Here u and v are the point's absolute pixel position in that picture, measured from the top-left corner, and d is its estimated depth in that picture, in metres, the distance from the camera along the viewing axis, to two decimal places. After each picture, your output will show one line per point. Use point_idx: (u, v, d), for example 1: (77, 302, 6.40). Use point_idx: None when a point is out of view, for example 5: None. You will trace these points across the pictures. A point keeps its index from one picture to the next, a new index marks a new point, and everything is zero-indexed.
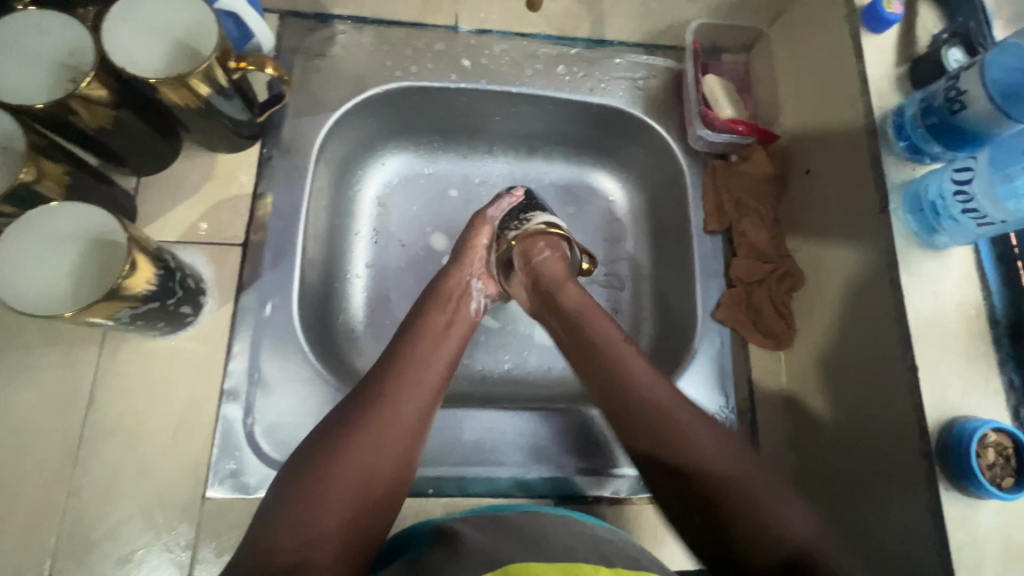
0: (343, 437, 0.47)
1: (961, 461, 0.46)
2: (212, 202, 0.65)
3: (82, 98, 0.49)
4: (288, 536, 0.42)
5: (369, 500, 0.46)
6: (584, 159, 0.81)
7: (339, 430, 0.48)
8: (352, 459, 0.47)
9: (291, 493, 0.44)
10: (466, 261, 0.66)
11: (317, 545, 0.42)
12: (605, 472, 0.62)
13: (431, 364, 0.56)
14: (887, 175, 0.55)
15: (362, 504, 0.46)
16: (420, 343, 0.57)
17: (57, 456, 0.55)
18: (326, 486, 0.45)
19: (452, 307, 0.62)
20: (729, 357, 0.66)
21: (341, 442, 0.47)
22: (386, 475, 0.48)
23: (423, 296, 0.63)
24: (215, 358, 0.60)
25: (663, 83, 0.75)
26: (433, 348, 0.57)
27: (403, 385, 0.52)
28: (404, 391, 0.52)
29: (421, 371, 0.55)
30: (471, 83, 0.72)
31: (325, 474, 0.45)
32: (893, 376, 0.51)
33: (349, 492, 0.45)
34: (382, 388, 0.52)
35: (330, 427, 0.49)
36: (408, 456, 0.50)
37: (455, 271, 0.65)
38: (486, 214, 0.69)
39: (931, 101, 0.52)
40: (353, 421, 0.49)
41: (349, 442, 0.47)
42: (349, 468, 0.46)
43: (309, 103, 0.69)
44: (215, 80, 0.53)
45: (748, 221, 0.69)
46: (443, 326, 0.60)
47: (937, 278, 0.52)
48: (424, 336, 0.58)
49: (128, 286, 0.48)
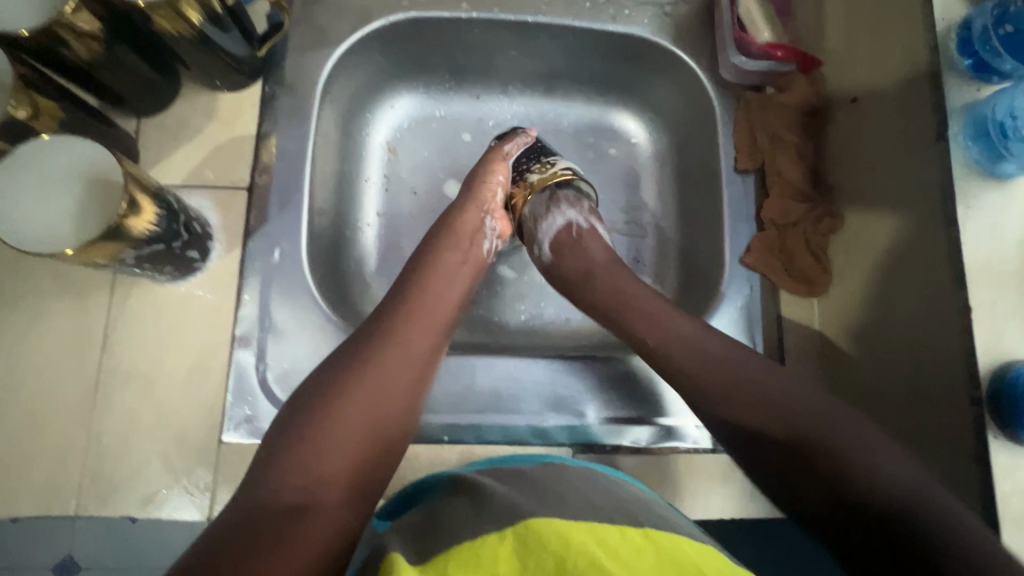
0: (347, 376, 0.46)
1: (1015, 409, 0.42)
2: (215, 144, 0.62)
3: (70, 27, 0.46)
4: (294, 475, 0.41)
5: (378, 439, 0.45)
6: (606, 97, 0.75)
7: (345, 369, 0.47)
8: (359, 399, 0.45)
9: (296, 429, 0.43)
10: (480, 197, 0.62)
11: (325, 483, 0.41)
12: (626, 421, 0.60)
13: (440, 301, 0.54)
14: (948, 99, 0.49)
15: (370, 444, 0.45)
16: (429, 281, 0.55)
17: (75, 400, 0.55)
18: (333, 425, 0.43)
19: (464, 247, 0.59)
20: (758, 303, 0.63)
21: (346, 380, 0.46)
22: (394, 416, 0.47)
23: (435, 232, 0.59)
24: (226, 304, 0.59)
25: (694, 7, 0.68)
26: (442, 286, 0.55)
27: (409, 323, 0.51)
28: (414, 329, 0.51)
29: (429, 308, 0.53)
30: (484, 12, 0.66)
31: (330, 413, 0.44)
32: (943, 320, 0.47)
33: (357, 431, 0.44)
34: (389, 327, 0.50)
35: (337, 365, 0.47)
36: (415, 396, 0.49)
37: (470, 209, 0.61)
38: (501, 149, 0.65)
39: (1007, 7, 0.47)
40: (359, 359, 0.47)
41: (354, 382, 0.46)
42: (357, 408, 0.45)
43: (312, 36, 0.64)
44: (207, 4, 0.50)
45: (784, 158, 0.64)
46: (456, 265, 0.57)
47: (999, 211, 0.47)
48: (435, 274, 0.55)
49: (128, 225, 0.46)
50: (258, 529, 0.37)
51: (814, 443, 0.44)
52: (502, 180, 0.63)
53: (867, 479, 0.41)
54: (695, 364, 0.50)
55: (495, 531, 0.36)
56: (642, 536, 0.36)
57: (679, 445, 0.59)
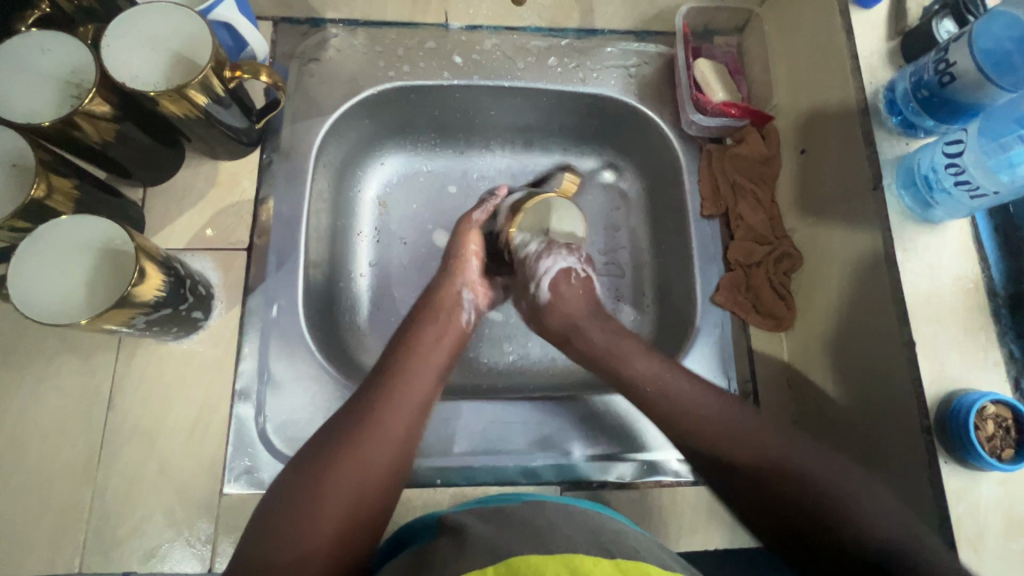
0: (328, 457, 0.48)
1: (961, 436, 0.46)
2: (216, 209, 0.66)
3: (86, 114, 0.51)
4: (275, 555, 0.43)
5: (358, 515, 0.47)
6: (580, 149, 0.81)
7: (323, 451, 0.49)
8: (339, 480, 0.47)
9: (280, 511, 0.45)
10: (456, 271, 0.67)
11: (305, 563, 0.43)
12: (609, 458, 0.63)
13: (420, 374, 0.56)
14: (881, 152, 0.54)
15: (350, 520, 0.46)
16: (405, 359, 0.57)
17: (80, 458, 0.58)
18: (314, 507, 0.45)
19: (442, 319, 0.62)
20: (730, 339, 0.67)
21: (324, 461, 0.48)
22: (373, 492, 0.48)
23: (416, 312, 0.63)
24: (227, 360, 0.62)
25: (656, 69, 0.75)
26: (421, 361, 0.57)
27: (389, 400, 0.53)
28: (392, 406, 0.52)
29: (408, 383, 0.55)
30: (464, 80, 0.73)
31: (308, 495, 0.46)
32: (892, 353, 0.51)
33: (337, 511, 0.46)
34: (369, 406, 0.52)
35: (316, 447, 0.49)
36: (397, 470, 0.50)
37: (449, 278, 0.66)
38: (472, 218, 0.71)
39: (921, 75, 0.52)
40: (338, 439, 0.49)
41: (335, 463, 0.48)
42: (336, 489, 0.47)
43: (306, 106, 0.70)
44: (212, 90, 0.55)
45: (745, 204, 0.69)
46: (433, 338, 0.60)
47: (933, 252, 0.52)
48: (411, 351, 0.58)
49: (138, 293, 0.49)
50: None
51: (757, 478, 0.48)
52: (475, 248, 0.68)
53: (822, 507, 0.44)
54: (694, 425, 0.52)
55: (480, 566, 0.39)
56: (615, 565, 0.39)
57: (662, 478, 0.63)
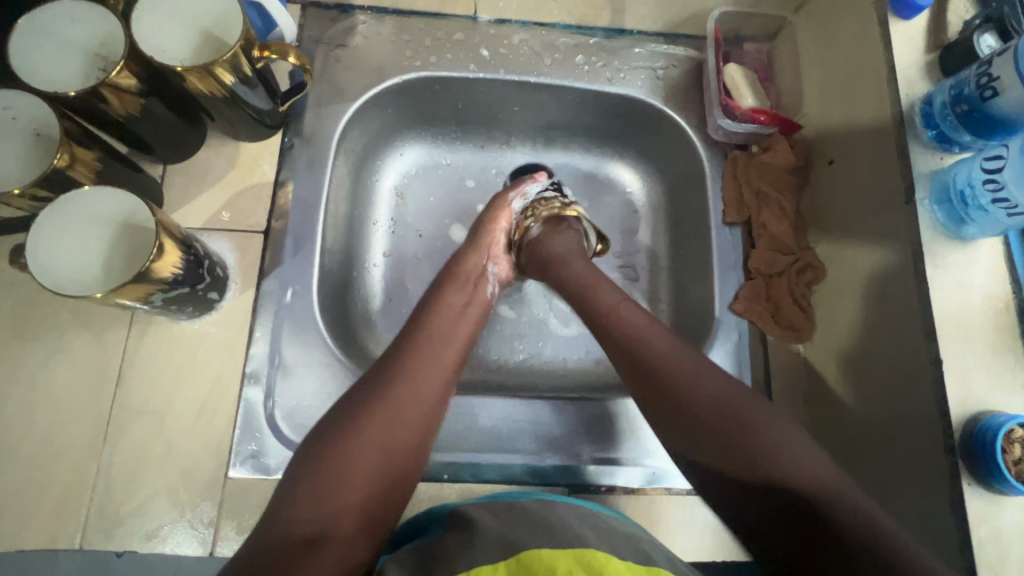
0: (360, 415, 0.48)
1: (986, 458, 0.44)
2: (235, 191, 0.66)
3: (112, 86, 0.50)
4: (308, 509, 0.43)
5: (389, 474, 0.47)
6: (602, 149, 0.80)
7: (355, 409, 0.49)
8: (370, 435, 0.47)
9: (314, 463, 0.45)
10: (482, 245, 0.67)
11: (336, 520, 0.43)
12: (619, 461, 0.62)
13: (452, 341, 0.57)
14: (915, 165, 0.53)
15: (382, 479, 0.47)
16: (438, 323, 0.57)
17: (87, 433, 0.57)
18: (344, 463, 0.45)
19: (469, 289, 0.62)
20: (747, 349, 0.65)
21: (357, 415, 0.48)
22: (402, 454, 0.48)
23: (441, 279, 0.63)
24: (237, 343, 0.61)
25: (684, 72, 0.74)
26: (453, 325, 0.58)
27: (424, 364, 0.53)
28: (422, 371, 0.53)
29: (439, 348, 0.55)
30: (490, 73, 0.72)
31: (342, 451, 0.46)
32: (917, 370, 0.50)
33: (369, 468, 0.46)
34: (402, 365, 0.52)
35: (347, 404, 0.49)
36: (425, 435, 0.51)
37: (474, 253, 0.66)
38: (506, 197, 0.70)
39: (961, 89, 0.51)
40: (370, 396, 0.50)
41: (366, 421, 0.48)
42: (369, 445, 0.47)
43: (330, 92, 0.70)
44: (240, 69, 0.54)
45: (769, 212, 0.68)
46: (460, 307, 0.60)
47: (964, 269, 0.51)
48: (442, 317, 0.58)
49: (156, 269, 0.49)
50: (274, 561, 0.39)
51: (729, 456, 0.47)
52: (505, 227, 0.68)
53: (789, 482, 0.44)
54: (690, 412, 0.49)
55: (492, 562, 0.38)
56: (626, 565, 0.38)
57: (671, 486, 0.61)
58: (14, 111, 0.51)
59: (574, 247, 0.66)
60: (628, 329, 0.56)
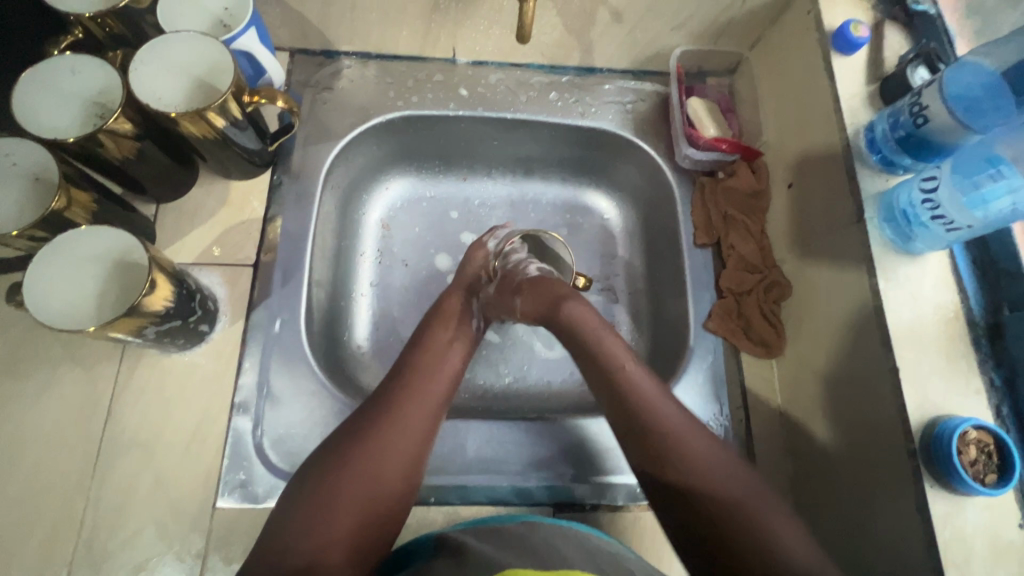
0: (350, 447, 0.50)
1: (945, 461, 0.47)
2: (226, 226, 0.68)
3: (110, 132, 0.53)
4: (301, 540, 0.45)
5: (376, 506, 0.49)
6: (578, 179, 0.85)
7: (347, 441, 0.51)
8: (360, 468, 0.49)
9: (305, 496, 0.48)
10: (464, 280, 0.69)
11: (326, 551, 0.45)
12: (605, 482, 0.63)
13: (438, 372, 0.58)
14: (862, 187, 0.58)
15: (370, 511, 0.49)
16: (425, 355, 0.60)
17: (76, 468, 0.58)
18: (334, 496, 0.48)
19: (453, 326, 0.64)
20: (722, 366, 0.68)
21: (348, 449, 0.50)
22: (393, 487, 0.50)
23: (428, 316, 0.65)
24: (227, 374, 0.63)
25: (650, 106, 0.79)
26: (443, 356, 0.60)
27: (413, 397, 0.55)
28: (413, 403, 0.55)
29: (431, 380, 0.57)
30: (469, 110, 0.76)
31: (332, 485, 0.48)
32: (878, 379, 0.53)
33: (358, 500, 0.48)
34: (392, 401, 0.54)
35: (340, 436, 0.52)
36: (416, 465, 0.52)
37: (456, 290, 0.68)
38: (480, 239, 0.71)
39: (897, 117, 0.55)
40: (361, 432, 0.52)
41: (355, 454, 0.50)
42: (356, 477, 0.49)
43: (318, 131, 0.73)
44: (230, 113, 0.58)
45: (736, 234, 0.72)
46: (447, 341, 0.62)
47: (915, 282, 0.54)
48: (430, 351, 0.60)
49: (147, 303, 0.51)
50: None
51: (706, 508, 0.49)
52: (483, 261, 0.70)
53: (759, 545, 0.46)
54: (668, 448, 0.52)
55: None
56: None
57: None
58: (15, 157, 0.54)
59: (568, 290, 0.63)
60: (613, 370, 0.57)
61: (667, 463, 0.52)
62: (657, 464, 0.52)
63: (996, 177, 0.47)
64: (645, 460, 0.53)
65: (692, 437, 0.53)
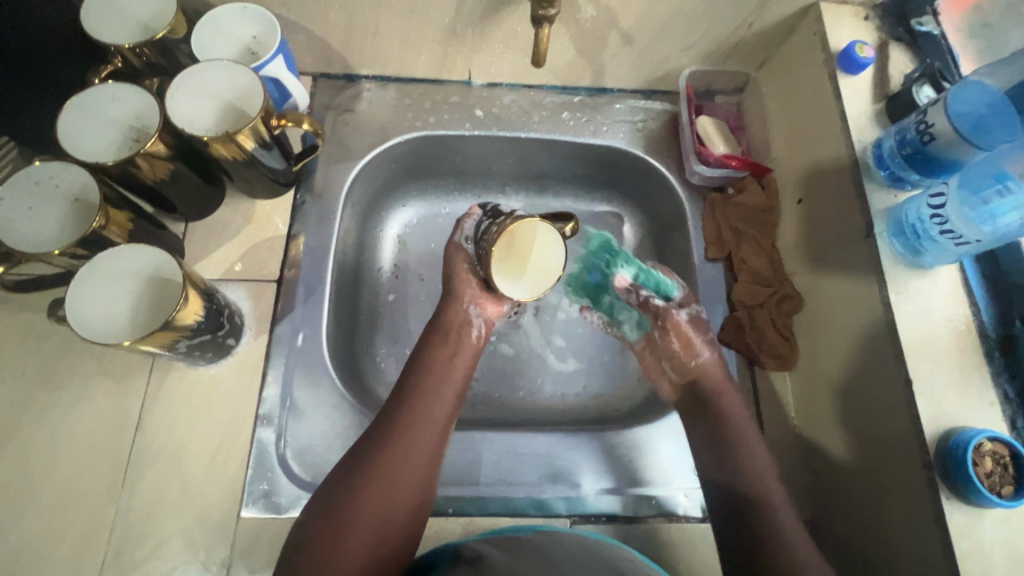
0: (358, 478, 0.52)
1: (959, 471, 0.47)
2: (251, 244, 0.71)
3: (146, 155, 0.56)
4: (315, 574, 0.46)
5: (386, 536, 0.50)
6: (590, 195, 0.87)
7: (354, 471, 0.52)
8: (369, 499, 0.51)
9: (315, 530, 0.49)
10: (457, 291, 0.68)
11: None
12: (624, 492, 0.64)
13: (439, 396, 0.60)
14: (871, 202, 0.59)
15: (382, 539, 0.50)
16: (425, 378, 0.61)
17: (107, 477, 0.60)
18: (345, 528, 0.49)
19: (453, 342, 0.65)
20: (736, 379, 0.68)
21: (357, 480, 0.51)
22: (401, 513, 0.52)
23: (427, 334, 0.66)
24: (251, 386, 0.65)
25: (661, 124, 0.81)
26: (442, 377, 0.61)
27: (411, 427, 0.56)
28: (414, 429, 0.56)
29: (428, 404, 0.58)
30: (485, 130, 0.79)
31: (338, 526, 0.49)
32: (891, 391, 0.53)
33: (368, 531, 0.49)
34: (391, 433, 0.55)
35: (348, 465, 0.53)
36: (427, 488, 0.54)
37: (454, 302, 0.67)
38: (456, 241, 0.70)
39: (904, 134, 0.57)
40: (360, 467, 0.52)
41: (364, 484, 0.51)
42: (367, 508, 0.50)
43: (339, 152, 0.76)
44: (260, 135, 0.61)
45: (747, 248, 0.73)
46: (446, 359, 0.63)
47: (925, 295, 0.55)
48: (431, 373, 0.61)
49: (181, 317, 0.53)
50: None
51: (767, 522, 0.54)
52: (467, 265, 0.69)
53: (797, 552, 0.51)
54: (749, 475, 0.57)
55: None
56: None
57: (671, 514, 0.63)
58: (58, 179, 0.57)
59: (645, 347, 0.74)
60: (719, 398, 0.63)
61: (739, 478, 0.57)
62: (731, 485, 0.57)
63: (1003, 193, 0.49)
64: (719, 475, 0.59)
65: (762, 467, 0.58)
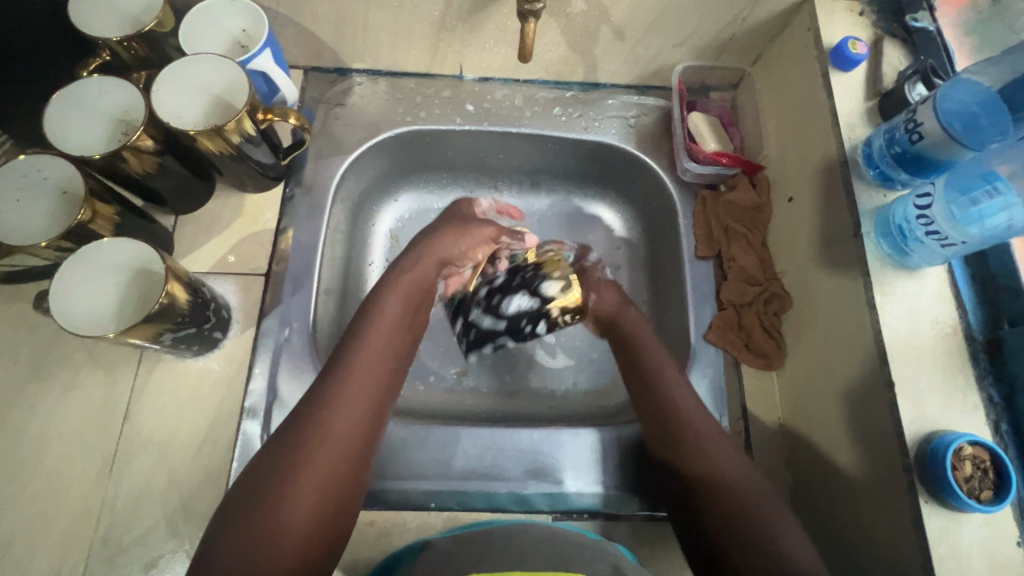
0: (295, 449, 0.47)
1: (937, 474, 0.47)
2: (240, 237, 0.71)
3: (133, 149, 0.56)
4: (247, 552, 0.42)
5: (327, 505, 0.47)
6: (583, 191, 0.86)
7: (290, 443, 0.48)
8: (308, 471, 0.47)
9: (249, 505, 0.45)
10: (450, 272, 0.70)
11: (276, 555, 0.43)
12: (607, 490, 0.64)
13: (379, 360, 0.56)
14: (860, 202, 0.58)
15: (323, 509, 0.47)
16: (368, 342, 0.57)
17: (94, 466, 0.61)
18: (281, 501, 0.45)
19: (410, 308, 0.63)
20: (722, 378, 0.68)
21: (292, 452, 0.47)
22: (341, 483, 0.49)
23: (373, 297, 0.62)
24: (238, 378, 0.65)
25: (653, 120, 0.80)
26: (382, 341, 0.58)
27: (348, 393, 0.52)
28: (354, 395, 0.52)
29: (367, 369, 0.55)
30: (476, 125, 0.78)
31: (273, 501, 0.45)
32: (874, 393, 0.53)
33: (309, 504, 0.46)
34: (326, 400, 0.51)
35: (286, 436, 0.49)
36: (364, 458, 0.51)
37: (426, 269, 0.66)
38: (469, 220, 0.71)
39: (893, 133, 0.56)
40: (295, 440, 0.48)
41: (301, 455, 0.47)
42: (305, 480, 0.46)
43: (329, 146, 0.76)
44: (245, 129, 0.61)
45: (737, 246, 0.72)
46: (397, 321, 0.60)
47: (912, 296, 0.54)
48: (372, 336, 0.57)
49: (165, 309, 0.54)
50: None
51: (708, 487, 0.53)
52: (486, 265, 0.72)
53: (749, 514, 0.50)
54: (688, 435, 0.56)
55: None
56: None
57: (653, 513, 0.63)
58: (46, 171, 0.58)
59: (616, 302, 0.70)
60: (657, 374, 0.61)
61: (682, 442, 0.56)
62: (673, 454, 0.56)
63: (993, 194, 0.48)
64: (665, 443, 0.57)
65: (707, 429, 0.57)
